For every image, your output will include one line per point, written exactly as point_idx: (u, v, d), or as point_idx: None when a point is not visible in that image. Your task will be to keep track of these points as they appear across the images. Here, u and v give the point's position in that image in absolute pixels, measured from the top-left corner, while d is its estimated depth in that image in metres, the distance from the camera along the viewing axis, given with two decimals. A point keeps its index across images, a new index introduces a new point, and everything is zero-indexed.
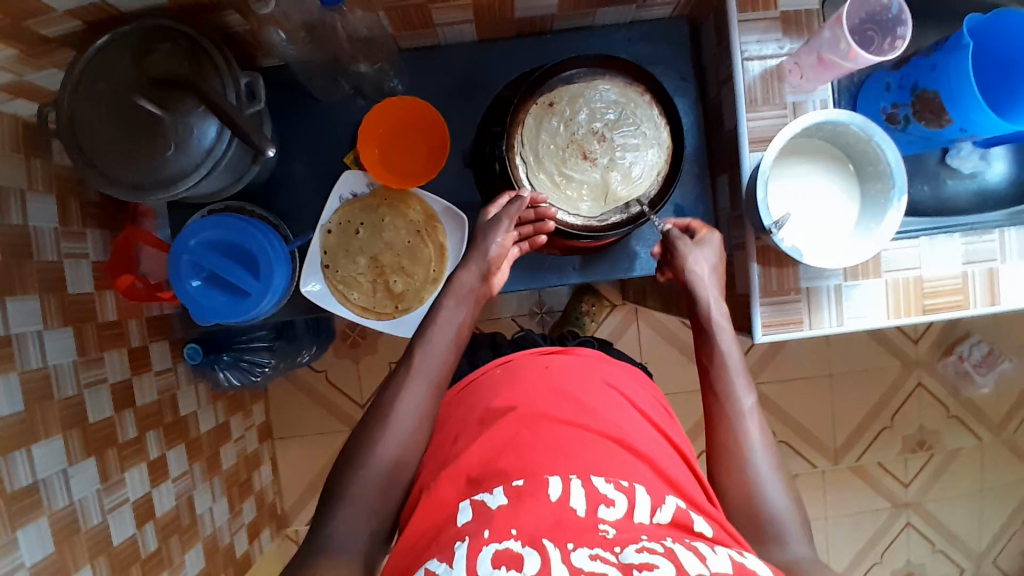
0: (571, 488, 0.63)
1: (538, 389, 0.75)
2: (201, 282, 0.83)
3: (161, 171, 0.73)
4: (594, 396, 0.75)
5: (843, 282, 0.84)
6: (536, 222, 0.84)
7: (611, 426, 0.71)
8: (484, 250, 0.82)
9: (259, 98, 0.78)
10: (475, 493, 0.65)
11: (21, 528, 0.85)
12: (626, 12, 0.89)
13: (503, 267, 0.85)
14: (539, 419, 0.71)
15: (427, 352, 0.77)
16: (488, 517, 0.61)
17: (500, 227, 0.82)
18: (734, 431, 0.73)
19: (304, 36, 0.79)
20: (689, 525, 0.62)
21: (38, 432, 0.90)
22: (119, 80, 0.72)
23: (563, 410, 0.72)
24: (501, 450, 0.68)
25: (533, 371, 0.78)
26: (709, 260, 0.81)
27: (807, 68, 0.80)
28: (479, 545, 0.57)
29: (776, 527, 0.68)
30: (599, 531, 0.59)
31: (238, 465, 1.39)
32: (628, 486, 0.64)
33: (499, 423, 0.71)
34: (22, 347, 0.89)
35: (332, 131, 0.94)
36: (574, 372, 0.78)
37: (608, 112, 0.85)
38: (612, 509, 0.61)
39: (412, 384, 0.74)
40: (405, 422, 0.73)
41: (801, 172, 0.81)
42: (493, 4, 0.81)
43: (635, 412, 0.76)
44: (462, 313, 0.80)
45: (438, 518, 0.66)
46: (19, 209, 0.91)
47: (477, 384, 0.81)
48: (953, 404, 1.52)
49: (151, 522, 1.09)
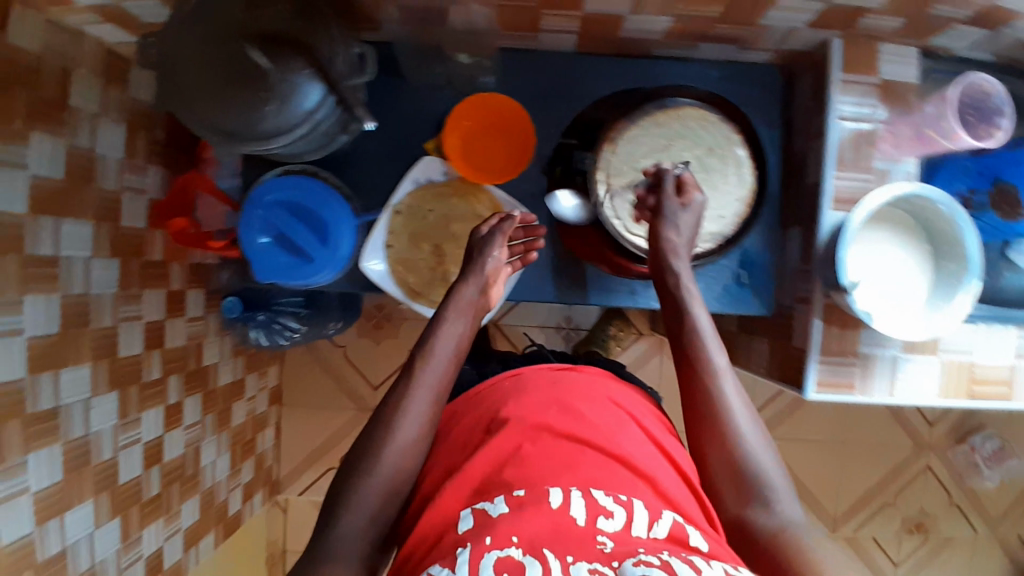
0: (571, 498, 0.64)
1: (542, 402, 0.77)
2: (269, 240, 0.84)
3: (259, 126, 0.71)
4: (601, 418, 0.76)
5: (900, 353, 0.84)
6: (527, 242, 0.89)
7: (616, 446, 0.72)
8: (483, 264, 0.83)
9: (368, 70, 0.78)
10: (478, 501, 0.66)
11: (33, 451, 0.86)
12: (728, 51, 0.88)
13: (499, 285, 0.86)
14: (541, 433, 0.72)
15: (432, 363, 0.75)
16: (489, 524, 0.61)
17: (496, 244, 0.84)
18: (721, 411, 0.69)
19: (408, 16, 0.79)
20: (686, 539, 0.62)
21: (67, 359, 0.91)
22: (233, 28, 0.71)
23: (567, 426, 0.73)
24: (505, 461, 0.70)
25: (541, 386, 0.80)
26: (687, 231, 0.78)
27: (903, 138, 0.83)
28: (482, 551, 0.57)
29: (763, 488, 0.66)
30: (597, 542, 0.59)
31: (245, 425, 1.38)
32: (627, 500, 0.65)
33: (502, 435, 0.73)
34: (69, 271, 0.91)
35: (413, 113, 0.92)
36: (583, 391, 0.80)
37: (696, 152, 0.82)
38: (611, 520, 0.62)
39: (416, 392, 0.73)
40: (409, 428, 0.71)
41: (878, 241, 0.81)
42: (603, 20, 0.81)
43: (643, 435, 0.76)
44: (462, 325, 0.80)
45: (439, 524, 0.66)
46: (88, 133, 0.92)
47: (486, 394, 0.82)
48: (957, 492, 1.52)
49: (157, 466, 1.10)
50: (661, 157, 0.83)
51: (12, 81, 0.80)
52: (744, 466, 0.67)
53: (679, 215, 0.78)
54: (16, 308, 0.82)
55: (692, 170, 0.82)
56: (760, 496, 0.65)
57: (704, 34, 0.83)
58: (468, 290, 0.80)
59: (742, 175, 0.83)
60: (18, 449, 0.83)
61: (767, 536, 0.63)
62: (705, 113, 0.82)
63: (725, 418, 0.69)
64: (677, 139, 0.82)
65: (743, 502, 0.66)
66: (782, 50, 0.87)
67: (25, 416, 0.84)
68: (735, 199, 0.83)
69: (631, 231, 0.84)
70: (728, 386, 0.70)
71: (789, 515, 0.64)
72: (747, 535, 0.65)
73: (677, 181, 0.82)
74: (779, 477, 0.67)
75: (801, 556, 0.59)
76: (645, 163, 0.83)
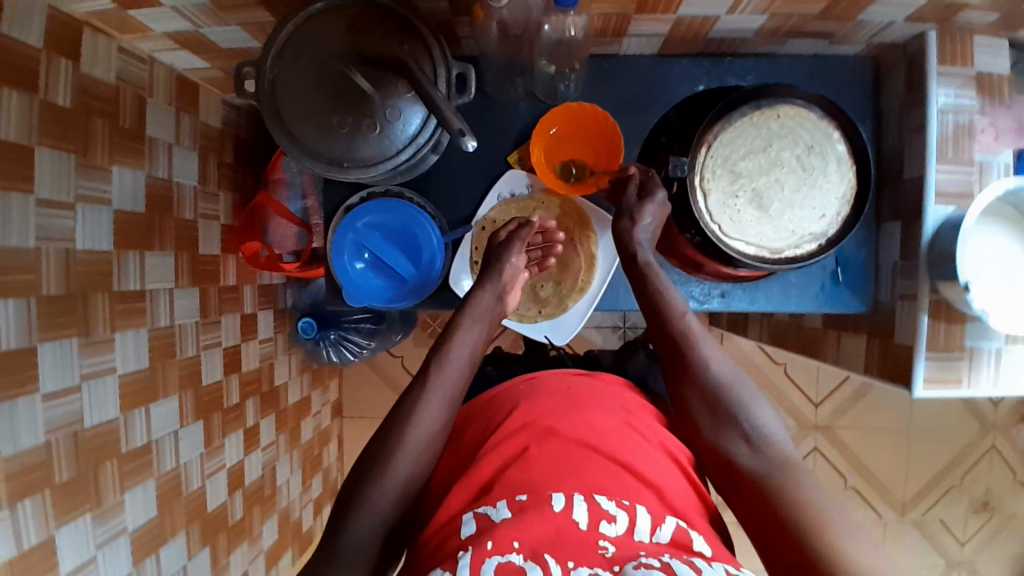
0: (573, 503, 0.64)
1: (555, 405, 0.76)
2: (364, 264, 0.83)
3: (362, 152, 0.72)
4: (610, 425, 0.74)
5: (1004, 346, 0.82)
6: (544, 246, 0.90)
7: (619, 448, 0.71)
8: (501, 270, 0.83)
9: (467, 90, 0.74)
10: (480, 506, 0.65)
11: (129, 489, 0.85)
12: (816, 45, 0.87)
13: (515, 292, 0.86)
14: (551, 436, 0.72)
15: (445, 367, 0.76)
16: (490, 528, 0.61)
17: (513, 249, 0.84)
18: (699, 363, 0.76)
19: (495, 29, 0.77)
20: (688, 544, 0.64)
21: (157, 392, 0.90)
22: (335, 52, 0.70)
23: (577, 431, 0.73)
24: (510, 462, 0.70)
25: (555, 390, 0.80)
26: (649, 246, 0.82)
27: (1003, 129, 0.81)
28: (483, 556, 0.58)
29: (748, 426, 0.73)
30: (599, 548, 0.60)
31: (313, 440, 1.38)
32: (630, 505, 0.65)
33: (512, 436, 0.73)
34: (155, 304, 0.89)
35: (493, 126, 0.91)
36: (596, 396, 0.79)
37: (796, 151, 0.80)
38: (613, 525, 0.63)
39: (428, 397, 0.73)
40: (420, 433, 0.71)
41: (985, 234, 0.78)
42: (694, 23, 0.79)
43: (653, 444, 0.75)
44: (477, 331, 0.80)
45: (443, 529, 0.66)
46: (165, 162, 0.91)
47: (500, 398, 0.82)
48: (1022, 470, 1.51)
49: (240, 490, 1.09)
50: (760, 158, 0.80)
51: (95, 115, 0.78)
52: (730, 413, 0.73)
53: (640, 213, 0.81)
54: (109, 346, 0.81)
55: (792, 170, 0.81)
56: (742, 428, 0.73)
57: (796, 31, 0.82)
58: (484, 297, 0.80)
59: (843, 172, 0.81)
60: (115, 488, 0.82)
61: (755, 475, 0.70)
62: (805, 112, 0.80)
63: (708, 375, 0.75)
64: (776, 139, 0.80)
65: (729, 445, 0.73)
66: (873, 42, 0.85)
67: (121, 454, 0.83)
68: (837, 197, 0.81)
69: (731, 233, 0.81)
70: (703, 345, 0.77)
71: (772, 451, 0.71)
72: (731, 463, 0.72)
73: (777, 181, 0.80)
74: (759, 413, 0.74)
75: (789, 493, 0.66)
76: (743, 165, 0.81)
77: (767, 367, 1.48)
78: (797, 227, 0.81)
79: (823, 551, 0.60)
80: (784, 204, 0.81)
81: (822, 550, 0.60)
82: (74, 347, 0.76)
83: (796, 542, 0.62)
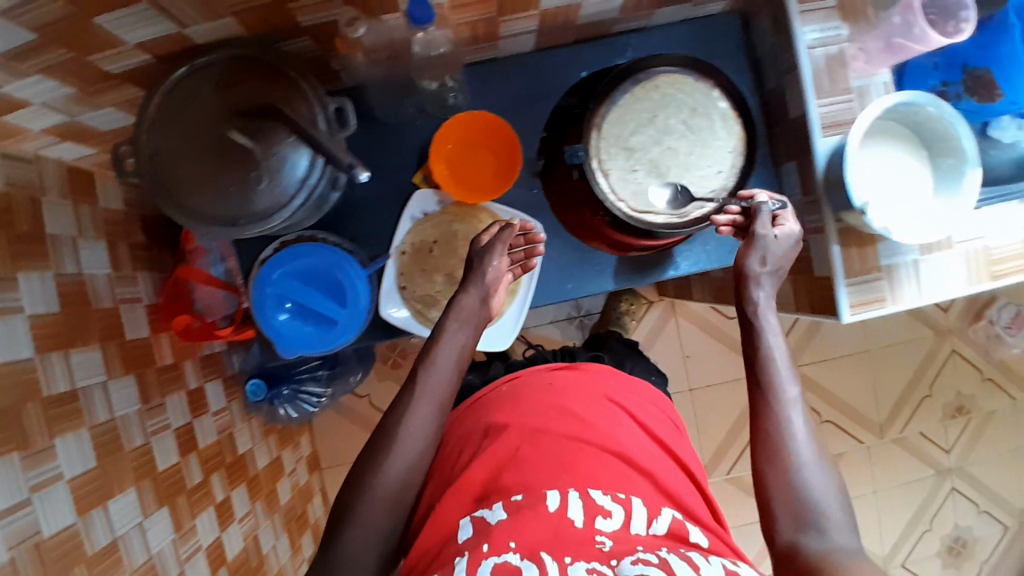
0: (568, 500, 0.66)
1: (541, 405, 0.80)
2: (287, 314, 0.82)
3: (257, 205, 0.71)
4: (593, 412, 0.80)
5: (920, 256, 0.86)
6: (527, 248, 0.85)
7: (610, 440, 0.76)
8: (483, 274, 0.79)
9: (349, 125, 0.75)
10: (477, 510, 0.69)
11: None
12: (682, 10, 0.89)
13: (500, 292, 0.82)
14: (539, 435, 0.75)
15: (433, 372, 0.75)
16: (487, 532, 0.64)
17: (495, 252, 0.80)
18: (781, 435, 0.70)
19: (365, 57, 0.77)
20: (686, 536, 0.67)
21: (112, 488, 0.87)
22: (207, 114, 0.70)
23: (567, 427, 0.77)
24: (502, 467, 0.72)
25: (537, 390, 0.83)
26: (784, 256, 0.77)
27: (874, 52, 0.83)
28: (479, 559, 0.59)
29: (818, 515, 0.66)
30: (597, 543, 0.62)
31: (294, 499, 1.36)
32: (625, 498, 0.68)
33: (502, 439, 0.76)
34: (89, 400, 0.87)
35: (392, 152, 0.92)
36: (578, 391, 0.82)
37: (681, 116, 0.83)
38: (609, 520, 0.65)
39: (418, 405, 0.73)
40: (411, 443, 0.71)
41: (876, 153, 0.82)
42: (559, 11, 0.80)
43: (638, 433, 0.80)
44: (464, 335, 0.78)
45: (441, 534, 0.69)
46: (71, 257, 0.89)
47: (488, 399, 0.85)
48: (987, 367, 1.56)
49: (224, 566, 1.06)
50: (649, 130, 0.83)
51: None
52: (810, 504, 0.67)
53: (771, 243, 0.76)
54: (51, 453, 0.79)
55: (682, 135, 0.83)
56: (816, 521, 0.66)
57: (659, 1, 0.84)
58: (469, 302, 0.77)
59: (729, 126, 0.84)
60: None
61: (814, 563, 0.63)
62: (681, 77, 0.83)
63: (791, 451, 0.69)
64: (660, 108, 0.83)
65: (801, 539, 0.66)
66: None
67: (88, 557, 0.81)
68: (729, 151, 0.84)
69: (640, 204, 0.82)
70: (792, 418, 0.71)
71: (843, 543, 0.65)
72: (796, 560, 0.65)
73: (670, 148, 0.83)
74: (839, 512, 0.67)
75: None
76: (635, 140, 0.83)
77: (725, 325, 1.51)
78: (698, 186, 0.83)
79: None
80: (680, 168, 0.83)
81: None
82: (16, 462, 0.73)
83: None
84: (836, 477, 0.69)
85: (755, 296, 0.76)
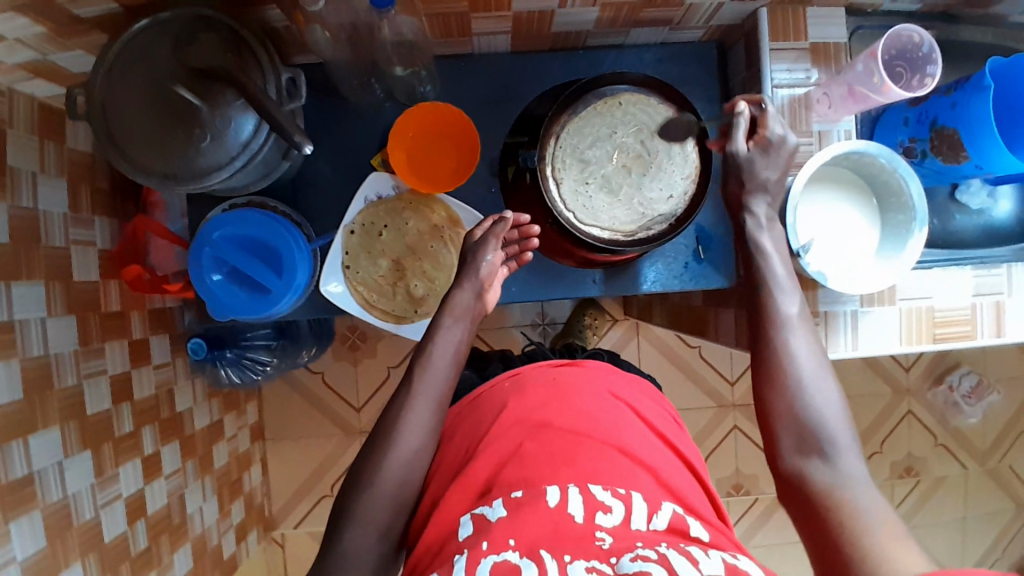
0: (569, 496, 0.64)
1: (545, 397, 0.76)
2: (222, 276, 0.83)
3: (198, 164, 0.72)
4: (601, 408, 0.75)
5: (860, 307, 0.86)
6: (520, 241, 0.86)
7: (613, 435, 0.72)
8: (476, 268, 0.81)
9: (300, 95, 0.77)
10: (479, 506, 0.66)
11: (11, 522, 0.82)
12: (659, 33, 0.89)
13: (495, 285, 0.84)
14: (540, 429, 0.72)
15: (431, 370, 0.76)
16: (487, 529, 0.62)
17: (489, 245, 0.82)
18: (787, 365, 0.71)
19: (334, 35, 0.78)
20: (686, 530, 0.64)
21: (35, 423, 0.87)
22: (159, 68, 0.71)
23: (569, 420, 0.73)
24: (504, 462, 0.69)
25: (541, 382, 0.78)
26: (770, 169, 0.77)
27: (836, 98, 0.83)
28: (479, 557, 0.58)
29: (826, 432, 0.67)
30: (597, 539, 0.60)
31: (229, 465, 1.37)
32: (626, 493, 0.65)
33: (503, 433, 0.72)
34: (25, 333, 0.87)
35: (356, 133, 0.92)
36: (585, 386, 0.78)
37: (639, 136, 0.83)
38: (609, 516, 0.63)
39: (415, 403, 0.74)
40: (410, 438, 0.72)
41: (826, 200, 0.83)
42: (532, 16, 0.81)
43: (644, 428, 0.76)
44: (459, 330, 0.79)
45: (442, 532, 0.66)
46: (29, 192, 0.90)
47: (487, 396, 0.79)
48: (942, 433, 1.55)
49: (142, 519, 1.06)
50: (606, 146, 0.83)
51: None
52: (816, 432, 0.68)
53: (755, 160, 0.77)
54: None
55: (637, 154, 0.83)
56: (824, 450, 0.67)
57: (634, 20, 0.84)
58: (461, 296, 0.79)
59: (685, 152, 0.83)
60: None
61: (819, 489, 0.65)
62: (645, 97, 0.83)
63: (795, 378, 0.70)
64: (621, 126, 0.83)
65: (806, 463, 0.67)
66: (711, 26, 0.88)
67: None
68: (682, 176, 0.83)
69: (586, 216, 0.83)
70: (796, 342, 0.72)
71: (849, 468, 0.65)
72: (803, 484, 0.66)
73: (623, 166, 0.83)
74: (848, 436, 0.67)
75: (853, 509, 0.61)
76: (591, 153, 0.83)
77: (684, 354, 1.51)
78: (646, 208, 0.84)
79: (857, 561, 0.57)
80: (631, 187, 0.83)
81: (855, 560, 0.57)
82: None
83: (834, 552, 0.59)
84: (839, 390, 0.70)
85: (747, 225, 0.78)
